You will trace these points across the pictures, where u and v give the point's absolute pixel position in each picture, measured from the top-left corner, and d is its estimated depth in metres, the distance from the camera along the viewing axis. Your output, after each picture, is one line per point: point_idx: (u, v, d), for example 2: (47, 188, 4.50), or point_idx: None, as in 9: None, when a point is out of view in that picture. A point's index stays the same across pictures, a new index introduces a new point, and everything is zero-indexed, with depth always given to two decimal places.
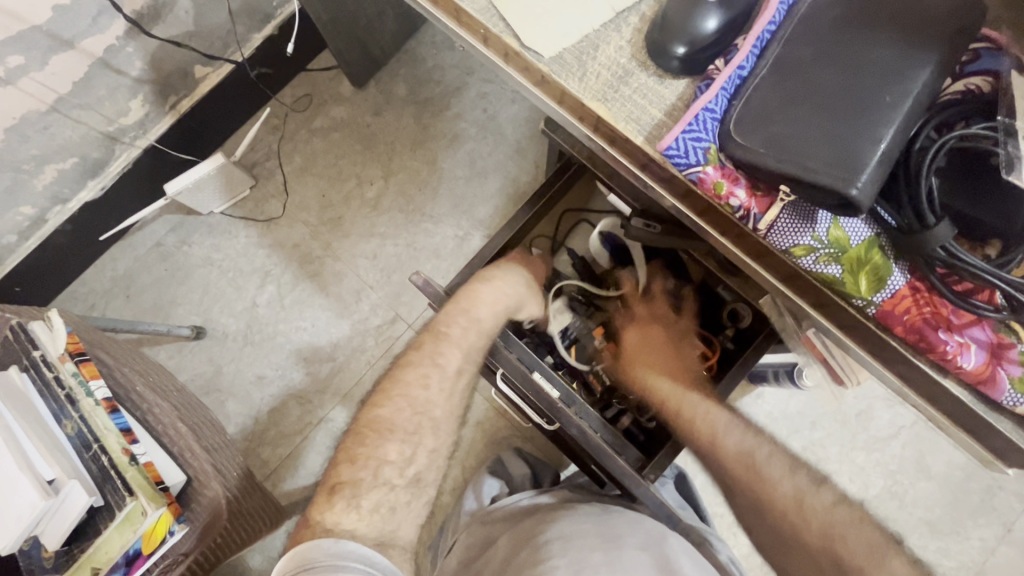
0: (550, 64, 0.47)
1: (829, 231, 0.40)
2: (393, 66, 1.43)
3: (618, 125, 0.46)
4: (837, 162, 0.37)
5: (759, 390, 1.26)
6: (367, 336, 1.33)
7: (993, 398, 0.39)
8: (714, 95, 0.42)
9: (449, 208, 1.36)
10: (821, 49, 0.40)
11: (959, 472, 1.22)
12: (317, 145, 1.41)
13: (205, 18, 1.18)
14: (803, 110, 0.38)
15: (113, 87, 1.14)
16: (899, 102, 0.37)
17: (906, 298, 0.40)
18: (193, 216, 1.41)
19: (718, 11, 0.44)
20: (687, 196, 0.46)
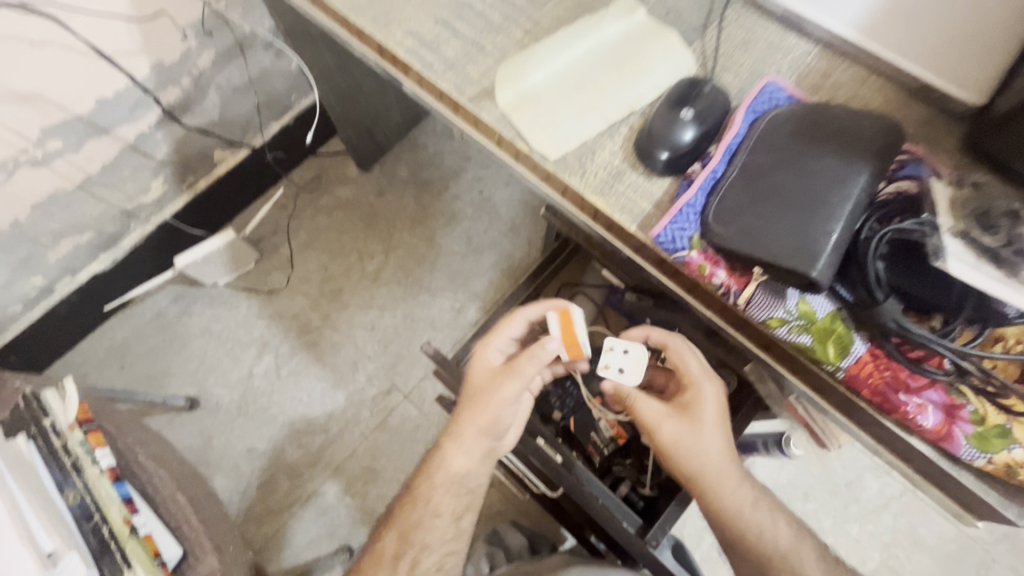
0: (554, 164, 0.56)
1: (798, 305, 0.47)
2: (397, 151, 1.55)
3: (613, 215, 0.53)
4: (799, 250, 0.44)
5: (749, 460, 1.29)
6: (363, 407, 1.34)
7: (953, 453, 0.45)
8: (694, 194, 0.50)
9: (447, 281, 1.43)
10: (779, 158, 0.49)
11: (952, 544, 1.23)
12: (322, 222, 1.50)
13: (229, 109, 1.29)
14: (769, 207, 0.47)
15: (137, 169, 1.23)
16: (845, 202, 0.45)
17: (868, 363, 0.46)
18: (196, 287, 1.45)
19: (694, 125, 0.53)
20: (676, 276, 0.53)
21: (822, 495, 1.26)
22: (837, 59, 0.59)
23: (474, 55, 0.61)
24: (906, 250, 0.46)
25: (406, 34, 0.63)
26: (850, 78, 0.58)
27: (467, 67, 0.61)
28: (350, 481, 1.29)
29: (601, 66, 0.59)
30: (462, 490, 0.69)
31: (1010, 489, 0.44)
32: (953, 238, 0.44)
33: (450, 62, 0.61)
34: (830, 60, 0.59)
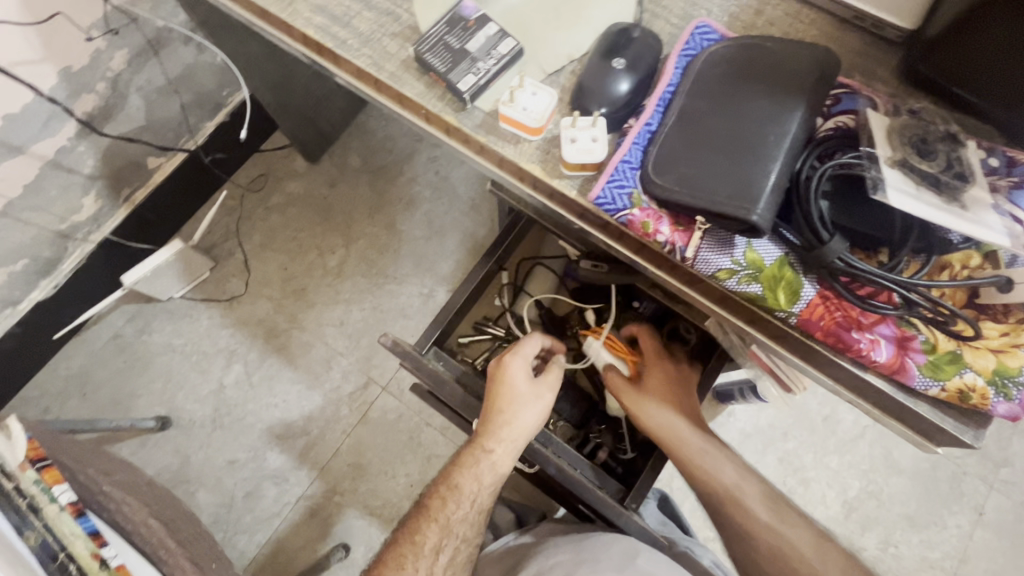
0: (485, 136, 0.52)
1: (746, 254, 0.46)
2: (345, 139, 1.49)
3: (554, 182, 0.51)
4: (736, 194, 0.43)
5: (730, 408, 1.33)
6: (341, 405, 1.34)
7: (907, 384, 0.45)
8: (628, 149, 0.48)
9: (411, 267, 1.41)
10: (714, 100, 0.47)
11: (925, 463, 1.31)
12: (276, 221, 1.44)
13: (155, 112, 1.21)
14: (707, 151, 0.45)
15: (65, 186, 1.15)
16: (782, 140, 0.44)
17: (818, 306, 0.45)
18: (151, 303, 1.39)
19: (627, 76, 0.50)
20: (622, 239, 0.51)
21: (800, 433, 1.31)
22: None
23: (389, 26, 0.56)
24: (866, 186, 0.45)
25: (315, 10, 0.58)
26: (782, 14, 0.56)
27: (383, 39, 0.56)
28: (338, 480, 1.29)
29: (534, 17, 0.56)
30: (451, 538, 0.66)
31: (964, 414, 0.45)
32: (891, 167, 0.44)
33: (365, 36, 0.56)
34: None
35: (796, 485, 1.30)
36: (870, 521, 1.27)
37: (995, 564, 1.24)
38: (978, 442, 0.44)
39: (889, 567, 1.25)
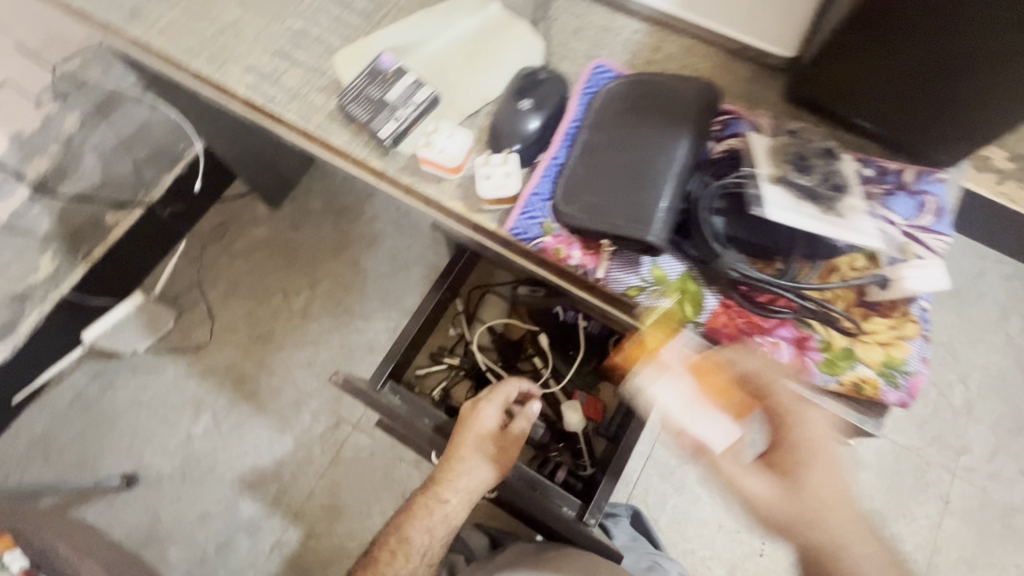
0: (409, 178, 0.56)
1: (652, 271, 0.50)
2: (306, 183, 1.53)
3: (475, 217, 0.54)
4: (634, 217, 0.47)
5: None
6: (313, 447, 1.33)
7: (810, 381, 0.48)
8: (539, 182, 0.53)
9: (377, 303, 1.43)
10: (612, 132, 0.51)
11: (892, 457, 1.35)
12: (239, 268, 1.46)
13: None
14: (608, 179, 0.49)
15: (19, 249, 1.16)
16: (671, 165, 0.48)
17: (721, 315, 0.49)
18: (115, 359, 1.38)
19: (536, 114, 0.54)
20: (542, 264, 0.55)
21: None
22: (665, 33, 0.62)
23: (316, 81, 0.60)
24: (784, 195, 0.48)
25: (246, 71, 0.61)
26: (678, 48, 0.62)
27: (310, 94, 0.60)
28: (313, 524, 1.28)
29: (451, 63, 0.60)
30: None
31: (864, 405, 0.48)
32: (773, 184, 0.48)
33: (293, 92, 0.60)
34: (658, 34, 0.62)
35: None
36: None
37: (968, 552, 1.27)
38: (878, 429, 0.48)
39: None
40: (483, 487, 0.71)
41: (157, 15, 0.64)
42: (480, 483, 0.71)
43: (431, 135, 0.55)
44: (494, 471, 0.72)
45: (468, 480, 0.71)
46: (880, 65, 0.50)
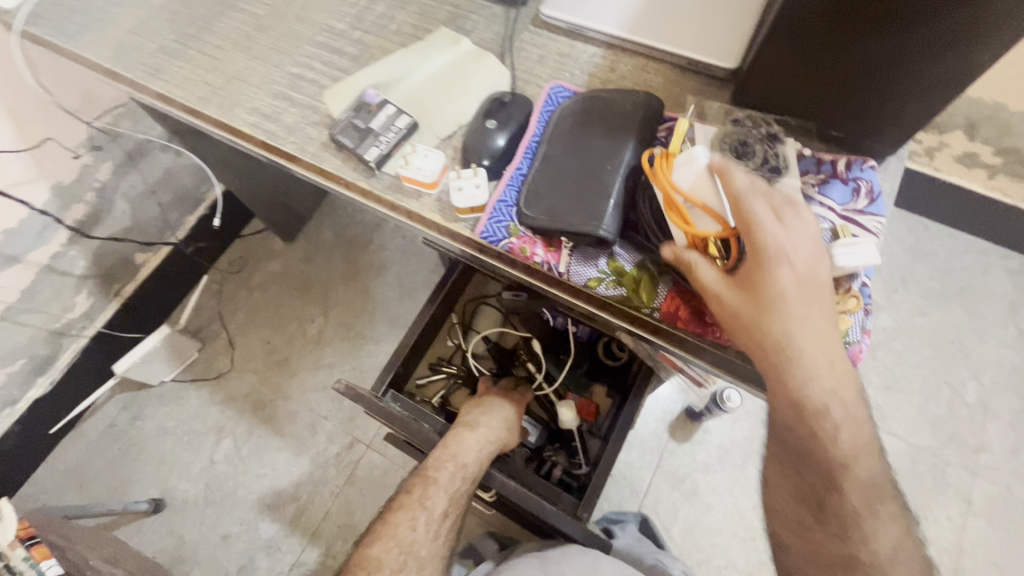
0: (392, 194, 0.63)
1: (609, 264, 0.54)
2: (318, 217, 1.63)
3: (451, 225, 0.60)
4: (586, 214, 0.52)
5: (705, 425, 1.37)
6: (329, 467, 1.38)
7: None
8: (504, 191, 0.58)
9: (387, 327, 1.50)
10: (566, 144, 0.57)
11: (906, 458, 1.34)
12: (257, 299, 1.55)
13: (139, 213, 1.35)
14: (562, 184, 0.55)
15: (59, 288, 1.26)
16: (618, 168, 0.54)
17: (675, 300, 0.53)
18: (143, 390, 1.47)
19: (501, 132, 0.61)
20: (513, 266, 0.60)
21: None
22: (620, 55, 0.69)
23: (311, 117, 0.68)
24: (675, 182, 0.50)
25: (250, 112, 0.70)
26: (632, 68, 0.68)
27: (306, 128, 0.68)
28: (330, 543, 1.31)
29: (429, 93, 0.67)
30: (407, 541, 0.73)
31: None
32: None
33: (291, 127, 0.68)
34: (613, 57, 0.69)
35: None
36: None
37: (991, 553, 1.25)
38: None
39: None
40: (495, 430, 0.81)
41: (175, 69, 0.74)
42: (494, 426, 0.82)
43: (409, 156, 0.62)
44: (508, 422, 0.83)
45: (486, 420, 0.82)
46: (805, 70, 0.56)
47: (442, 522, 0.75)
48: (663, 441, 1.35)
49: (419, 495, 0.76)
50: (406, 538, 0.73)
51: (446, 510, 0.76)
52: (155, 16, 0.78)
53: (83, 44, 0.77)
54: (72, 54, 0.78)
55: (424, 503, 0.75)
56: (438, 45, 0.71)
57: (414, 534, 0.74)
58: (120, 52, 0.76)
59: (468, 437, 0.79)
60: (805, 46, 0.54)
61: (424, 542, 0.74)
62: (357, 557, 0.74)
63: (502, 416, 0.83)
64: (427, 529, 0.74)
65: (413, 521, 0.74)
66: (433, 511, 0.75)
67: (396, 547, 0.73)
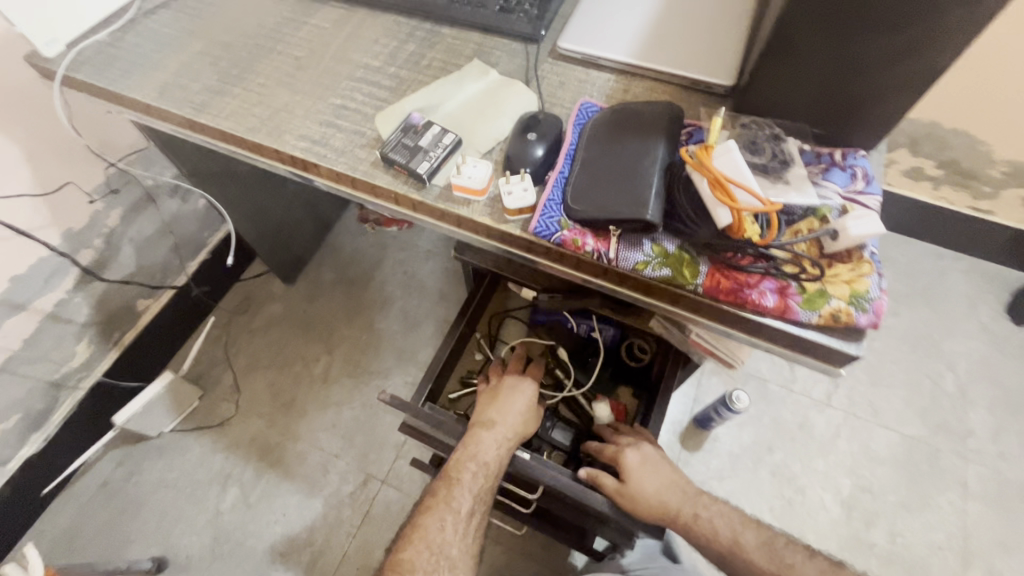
0: (442, 203, 0.68)
1: (653, 248, 0.61)
2: (318, 258, 1.66)
3: (502, 226, 0.66)
4: (632, 204, 0.59)
5: (714, 434, 1.43)
6: (344, 507, 1.34)
7: (796, 319, 0.58)
8: (551, 192, 0.65)
9: (394, 360, 1.51)
10: (603, 148, 0.65)
11: (902, 449, 1.41)
12: (261, 341, 1.54)
13: (146, 257, 1.34)
14: (606, 181, 0.62)
15: (60, 337, 1.23)
16: (654, 164, 0.61)
17: (715, 276, 0.60)
18: (140, 443, 1.41)
19: (541, 143, 0.68)
20: (561, 259, 0.65)
21: (783, 445, 1.41)
22: (630, 79, 0.79)
23: (358, 141, 0.74)
24: (721, 170, 0.57)
25: (299, 138, 0.75)
26: (642, 89, 0.78)
27: (355, 151, 0.73)
28: None
29: (466, 116, 0.75)
30: (437, 544, 0.74)
31: (844, 334, 0.58)
32: None
33: (340, 150, 0.73)
34: (625, 81, 0.78)
35: (796, 496, 1.36)
36: (871, 515, 1.33)
37: (995, 534, 1.31)
38: (861, 351, 0.57)
39: (903, 558, 1.29)
40: (509, 425, 0.86)
41: (222, 105, 0.79)
42: (509, 422, 0.86)
43: (458, 168, 0.68)
44: (521, 416, 0.88)
45: (501, 417, 0.86)
46: (794, 80, 0.67)
47: (468, 521, 0.77)
48: (676, 452, 1.40)
49: (445, 496, 0.78)
50: (434, 545, 0.74)
51: (472, 508, 0.78)
52: (198, 60, 0.84)
53: (129, 86, 0.82)
54: (116, 96, 0.83)
55: (451, 502, 0.77)
56: (469, 75, 0.79)
57: (443, 535, 0.75)
58: (166, 91, 0.81)
59: (483, 433, 0.83)
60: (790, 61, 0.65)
61: (452, 543, 0.75)
62: (391, 562, 0.74)
63: (513, 412, 0.87)
64: (454, 533, 0.75)
65: (441, 525, 0.75)
66: (460, 512, 0.77)
67: (427, 551, 0.73)
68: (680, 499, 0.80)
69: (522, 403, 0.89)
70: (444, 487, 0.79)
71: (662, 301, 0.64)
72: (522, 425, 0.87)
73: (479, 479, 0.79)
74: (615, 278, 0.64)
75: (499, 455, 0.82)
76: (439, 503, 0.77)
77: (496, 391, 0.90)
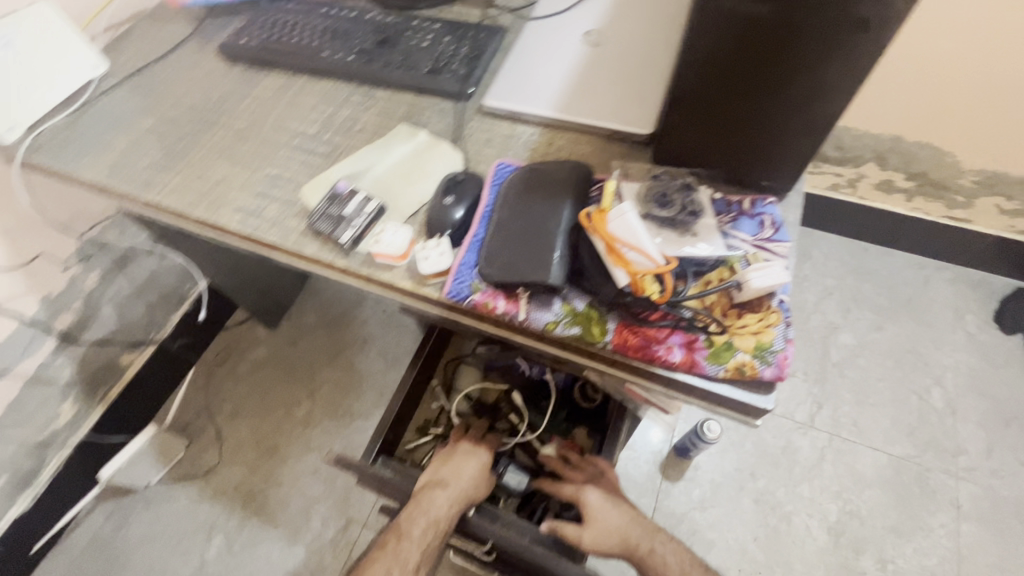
0: (367, 270, 0.70)
1: (563, 307, 0.62)
2: (299, 302, 1.69)
3: (422, 290, 0.68)
4: (538, 267, 0.60)
5: (696, 461, 1.41)
6: (325, 552, 1.35)
7: (704, 373, 0.58)
8: (466, 255, 0.67)
9: (374, 400, 1.52)
10: (514, 209, 0.66)
11: (891, 469, 1.38)
12: (244, 388, 1.57)
13: (127, 315, 1.39)
14: (515, 244, 0.63)
15: (44, 399, 1.27)
16: (560, 225, 0.62)
17: (623, 332, 0.60)
18: (129, 495, 1.45)
19: (459, 206, 0.70)
20: (480, 319, 0.67)
21: (767, 470, 1.39)
22: (555, 132, 0.81)
23: (291, 210, 0.77)
24: (614, 233, 0.59)
25: (236, 210, 0.78)
26: (566, 142, 0.80)
27: (287, 220, 0.76)
28: None
29: (393, 179, 0.77)
30: None
31: (753, 386, 0.59)
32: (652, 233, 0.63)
33: (273, 220, 0.76)
34: (550, 134, 0.81)
35: (782, 524, 1.33)
36: (860, 541, 1.30)
37: (991, 556, 1.26)
38: (770, 403, 0.58)
39: None
40: (464, 486, 0.86)
41: (165, 181, 0.83)
42: (462, 483, 0.86)
43: (379, 235, 0.70)
44: (475, 477, 0.88)
45: (455, 478, 0.86)
46: (701, 132, 0.67)
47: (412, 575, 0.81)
48: (656, 482, 1.39)
49: (393, 547, 0.82)
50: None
51: (417, 563, 0.81)
52: (146, 137, 0.88)
53: (82, 167, 0.87)
54: (70, 177, 0.87)
55: (397, 557, 0.81)
56: (399, 137, 0.82)
57: None
58: (115, 170, 0.85)
59: (437, 493, 0.84)
60: (694, 115, 0.66)
61: None
62: None
63: (468, 473, 0.87)
64: None
65: (383, 574, 0.80)
66: (405, 565, 0.81)
67: None
68: (639, 533, 0.84)
69: (478, 464, 0.89)
70: (393, 536, 0.83)
71: (580, 356, 0.65)
72: (477, 486, 0.87)
73: (426, 537, 0.81)
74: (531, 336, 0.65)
75: (448, 516, 0.82)
76: (386, 552, 0.82)
77: (454, 451, 0.91)
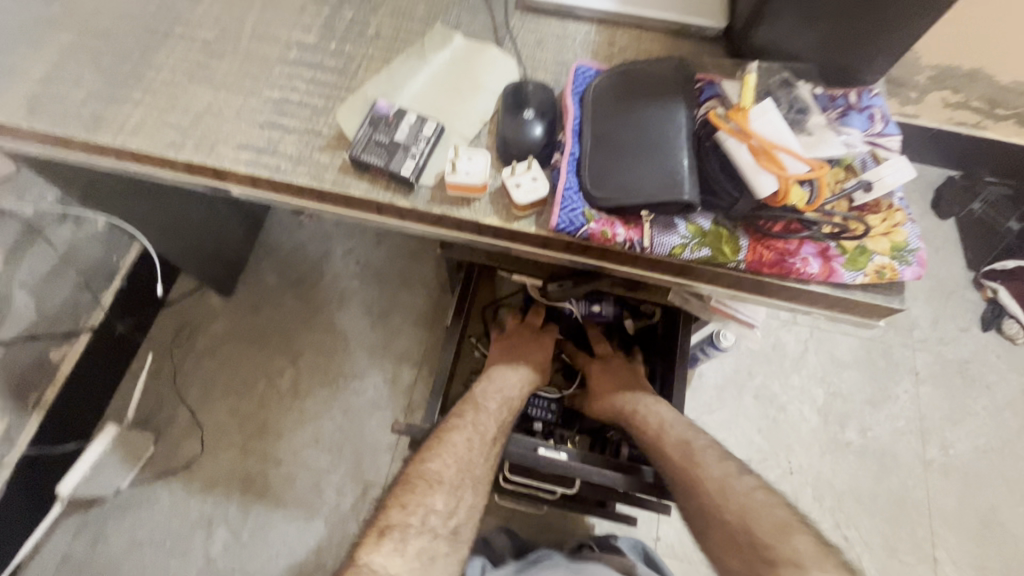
0: (439, 208, 0.58)
1: (688, 228, 0.56)
2: (255, 262, 1.47)
3: (513, 225, 0.58)
4: (666, 184, 0.53)
5: (699, 371, 1.47)
6: (347, 522, 1.27)
7: (840, 282, 0.56)
8: (566, 179, 0.56)
9: (367, 359, 1.40)
10: (616, 119, 0.57)
11: (863, 351, 1.53)
12: (210, 366, 1.37)
13: (47, 300, 1.13)
14: (627, 158, 0.55)
15: None
16: (678, 134, 0.55)
17: (756, 249, 0.56)
18: (97, 505, 1.25)
19: (538, 121, 0.59)
20: (585, 253, 0.59)
21: (761, 367, 1.49)
22: (613, 29, 0.69)
23: (315, 142, 0.61)
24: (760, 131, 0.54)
25: (238, 148, 0.61)
26: (628, 40, 0.69)
27: (314, 155, 0.60)
28: None
29: (439, 95, 0.63)
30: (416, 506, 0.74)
31: (886, 288, 0.57)
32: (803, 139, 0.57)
33: (295, 158, 0.60)
34: (608, 31, 0.69)
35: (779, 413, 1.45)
36: (843, 416, 1.45)
37: (943, 410, 1.47)
38: (903, 304, 0.57)
39: (875, 448, 1.43)
40: (507, 405, 0.88)
41: (120, 117, 0.62)
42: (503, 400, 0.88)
43: (450, 163, 0.58)
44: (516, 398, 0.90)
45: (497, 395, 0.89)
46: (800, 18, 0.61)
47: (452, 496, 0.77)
48: None
49: (430, 459, 0.78)
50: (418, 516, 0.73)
51: (459, 481, 0.78)
52: (69, 59, 0.65)
53: None
54: None
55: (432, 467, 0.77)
56: (429, 43, 0.67)
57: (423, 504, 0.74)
58: (37, 107, 0.62)
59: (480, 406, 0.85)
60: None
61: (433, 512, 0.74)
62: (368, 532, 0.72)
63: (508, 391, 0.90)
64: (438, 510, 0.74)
65: (424, 496, 0.75)
66: (442, 477, 0.77)
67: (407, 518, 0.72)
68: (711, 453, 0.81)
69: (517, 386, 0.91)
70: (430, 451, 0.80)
71: (698, 282, 0.60)
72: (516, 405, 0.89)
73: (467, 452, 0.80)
74: (646, 266, 0.59)
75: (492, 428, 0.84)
76: (421, 469, 0.77)
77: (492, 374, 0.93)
